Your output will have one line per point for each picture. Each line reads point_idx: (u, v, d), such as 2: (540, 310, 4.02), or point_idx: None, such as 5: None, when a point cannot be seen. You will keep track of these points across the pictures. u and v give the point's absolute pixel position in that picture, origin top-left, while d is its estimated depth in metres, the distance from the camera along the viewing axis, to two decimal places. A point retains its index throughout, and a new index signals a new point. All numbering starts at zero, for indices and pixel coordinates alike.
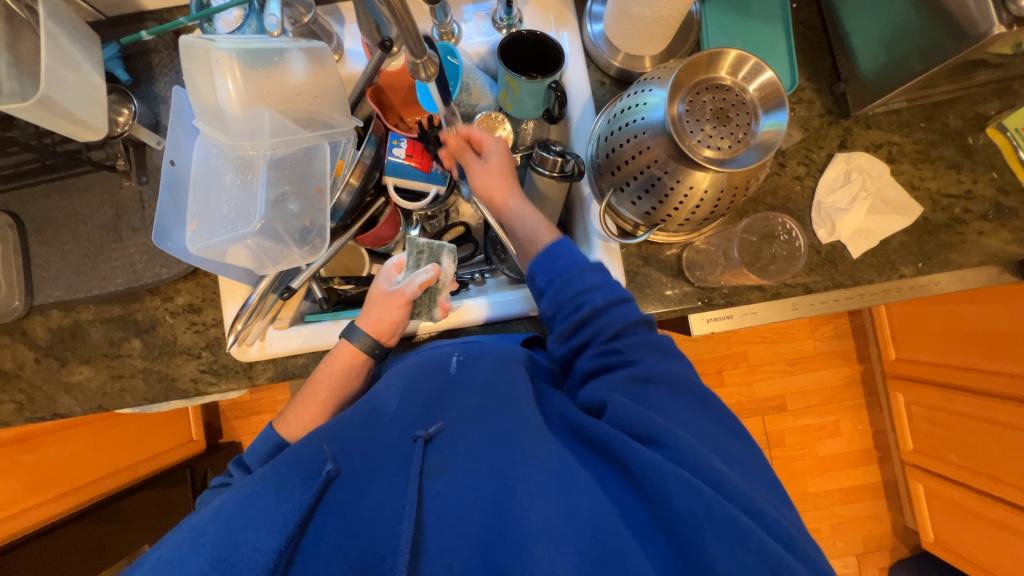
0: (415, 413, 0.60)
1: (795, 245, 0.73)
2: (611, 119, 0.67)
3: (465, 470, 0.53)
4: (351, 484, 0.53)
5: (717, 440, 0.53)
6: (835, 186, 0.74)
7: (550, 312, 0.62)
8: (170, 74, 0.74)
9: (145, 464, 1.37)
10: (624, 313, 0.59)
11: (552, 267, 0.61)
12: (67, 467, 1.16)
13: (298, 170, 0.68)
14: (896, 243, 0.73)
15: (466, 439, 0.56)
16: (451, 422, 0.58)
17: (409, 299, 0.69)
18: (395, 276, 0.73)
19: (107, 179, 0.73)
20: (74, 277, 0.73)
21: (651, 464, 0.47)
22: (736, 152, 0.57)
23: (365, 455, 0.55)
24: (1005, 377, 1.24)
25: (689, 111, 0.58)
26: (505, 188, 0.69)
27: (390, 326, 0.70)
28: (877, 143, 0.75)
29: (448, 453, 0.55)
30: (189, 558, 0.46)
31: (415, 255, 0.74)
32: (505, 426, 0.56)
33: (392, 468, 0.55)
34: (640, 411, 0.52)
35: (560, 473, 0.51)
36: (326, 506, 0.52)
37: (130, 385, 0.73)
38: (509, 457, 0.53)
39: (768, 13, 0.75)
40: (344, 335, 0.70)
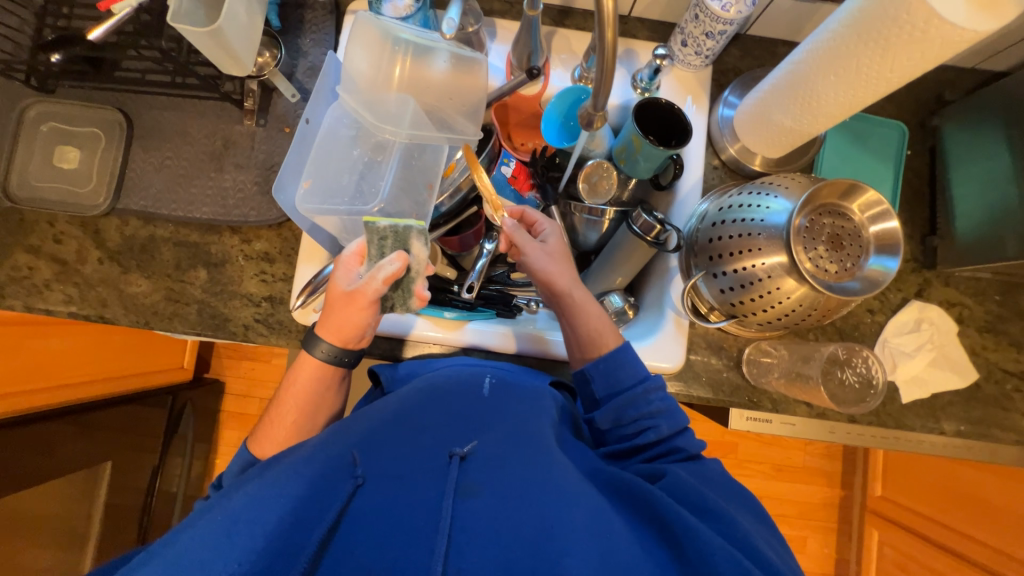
0: (447, 430, 0.60)
1: (869, 381, 0.73)
2: (718, 209, 0.70)
3: (500, 498, 0.53)
4: (380, 490, 0.54)
5: (753, 525, 0.56)
6: (903, 329, 0.76)
7: (605, 413, 0.65)
8: (318, 33, 0.77)
9: (129, 379, 1.35)
10: (681, 433, 0.63)
11: (613, 382, 0.65)
12: (59, 360, 1.15)
13: (417, 164, 0.70)
14: (945, 400, 0.76)
15: (500, 466, 0.56)
16: (484, 445, 0.58)
17: (374, 299, 0.59)
18: (356, 267, 0.62)
19: (227, 111, 0.74)
20: (165, 193, 0.73)
21: (695, 533, 0.49)
22: (841, 279, 0.59)
23: (395, 458, 0.56)
24: (985, 548, 1.26)
25: (808, 228, 0.60)
26: (563, 280, 0.69)
27: (355, 330, 0.62)
28: (951, 301, 0.78)
29: (481, 476, 0.55)
30: (230, 536, 0.47)
31: (377, 242, 0.62)
32: (540, 461, 0.56)
33: (425, 481, 0.55)
34: (694, 487, 0.55)
35: (599, 518, 0.51)
36: (355, 511, 0.52)
37: (182, 313, 0.73)
38: (546, 491, 0.53)
39: (883, 152, 0.79)
40: (308, 343, 0.64)
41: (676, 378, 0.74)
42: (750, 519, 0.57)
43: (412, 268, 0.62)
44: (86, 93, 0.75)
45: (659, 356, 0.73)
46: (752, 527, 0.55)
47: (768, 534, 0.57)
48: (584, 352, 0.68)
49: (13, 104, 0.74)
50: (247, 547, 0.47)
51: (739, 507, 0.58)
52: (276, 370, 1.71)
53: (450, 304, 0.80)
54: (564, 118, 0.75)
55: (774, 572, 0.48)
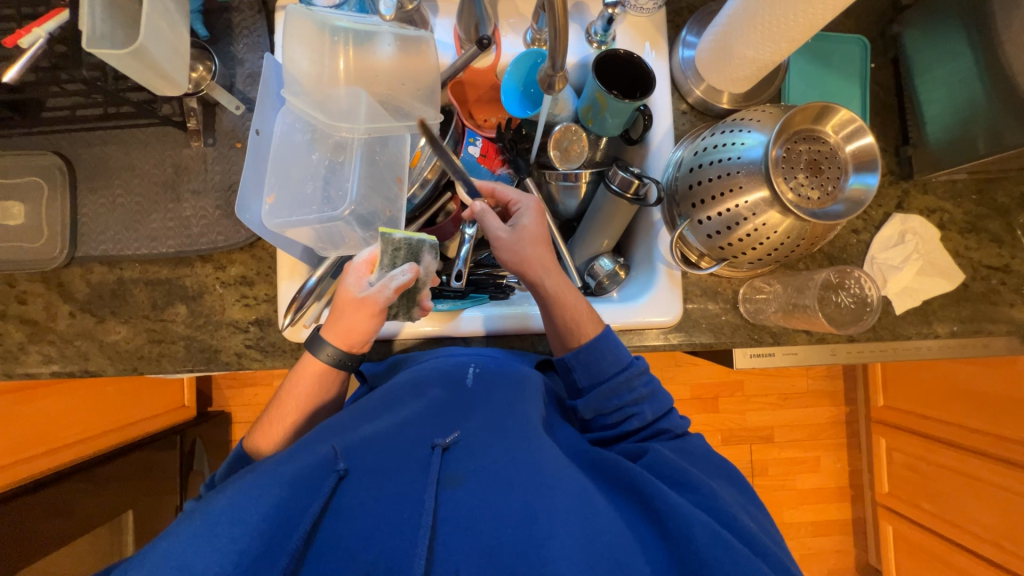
0: (432, 424, 0.58)
1: (864, 299, 0.74)
2: (694, 153, 0.68)
3: (483, 486, 0.51)
4: (362, 484, 0.51)
5: (727, 492, 0.57)
6: (889, 243, 0.77)
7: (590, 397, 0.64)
8: (250, 37, 0.72)
9: (134, 427, 1.32)
10: (654, 406, 0.63)
11: (594, 371, 0.64)
12: (58, 421, 1.12)
13: (381, 157, 0.68)
14: (937, 305, 0.77)
15: (483, 453, 0.54)
16: (469, 435, 0.57)
17: (384, 306, 0.60)
18: (366, 274, 0.63)
19: (171, 136, 0.70)
20: (125, 232, 0.70)
21: (676, 507, 0.49)
22: (824, 204, 0.59)
23: (378, 454, 0.54)
24: (987, 436, 1.33)
25: (785, 158, 0.59)
26: (532, 267, 0.67)
27: (362, 336, 0.63)
28: (931, 208, 0.78)
29: (467, 464, 0.54)
30: (217, 534, 0.46)
31: (390, 253, 0.62)
32: (524, 447, 0.55)
33: (409, 473, 0.52)
34: (674, 463, 0.56)
35: (581, 501, 0.51)
36: (336, 508, 0.50)
37: (169, 352, 0.71)
38: (530, 474, 0.52)
39: (848, 69, 0.78)
40: (310, 347, 0.63)
41: (678, 330, 0.75)
42: (727, 488, 0.58)
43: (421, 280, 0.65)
44: (16, 140, 0.70)
45: (657, 311, 0.73)
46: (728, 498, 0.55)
47: (746, 499, 0.59)
48: (564, 342, 0.67)
49: None
50: (229, 549, 0.45)
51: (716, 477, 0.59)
52: (280, 391, 1.70)
53: (441, 296, 0.79)
54: (523, 86, 0.73)
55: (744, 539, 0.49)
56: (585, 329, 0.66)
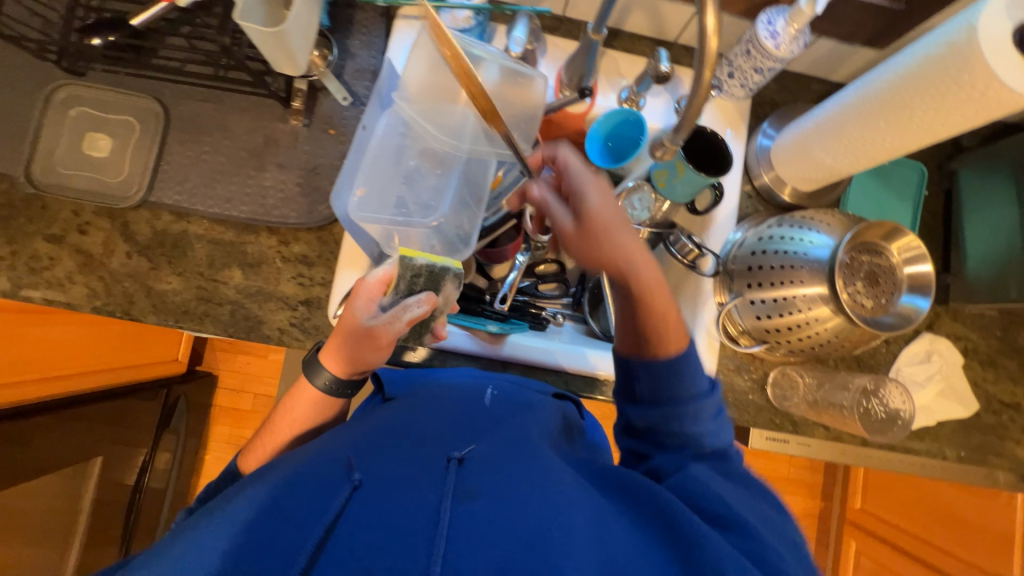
0: (444, 440, 0.55)
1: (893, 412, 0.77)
2: (757, 238, 0.72)
3: (502, 501, 0.46)
4: (375, 493, 0.46)
5: (757, 510, 0.51)
6: (914, 360, 0.81)
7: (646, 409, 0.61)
8: (367, 36, 0.75)
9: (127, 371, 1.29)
10: (702, 407, 0.58)
11: (657, 385, 0.60)
12: (59, 350, 1.09)
13: (468, 176, 0.72)
14: (949, 428, 0.80)
15: (501, 470, 0.50)
16: (483, 449, 0.53)
17: (395, 337, 0.59)
18: (377, 295, 0.61)
19: (270, 109, 0.73)
20: (202, 189, 0.71)
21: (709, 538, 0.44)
22: (876, 314, 0.62)
23: (393, 462, 0.50)
24: (958, 562, 1.35)
25: (849, 265, 0.63)
26: (615, 255, 0.60)
27: (367, 362, 0.62)
28: (958, 335, 0.83)
29: (480, 477, 0.49)
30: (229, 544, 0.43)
31: (409, 279, 0.61)
32: (541, 468, 0.51)
33: (423, 482, 0.48)
34: (718, 495, 0.50)
35: (598, 525, 0.46)
36: (347, 517, 0.45)
37: (214, 313, 0.71)
38: (546, 488, 0.48)
39: (904, 191, 0.83)
40: (307, 371, 0.63)
41: None
42: (767, 511, 0.52)
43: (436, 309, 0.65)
44: (119, 78, 0.71)
45: None
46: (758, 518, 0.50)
47: (769, 507, 0.54)
48: (638, 347, 0.62)
49: (38, 85, 0.70)
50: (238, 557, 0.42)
51: (748, 485, 0.55)
52: (273, 366, 1.68)
53: (486, 316, 0.81)
54: (607, 138, 0.77)
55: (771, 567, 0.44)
56: (661, 346, 0.60)
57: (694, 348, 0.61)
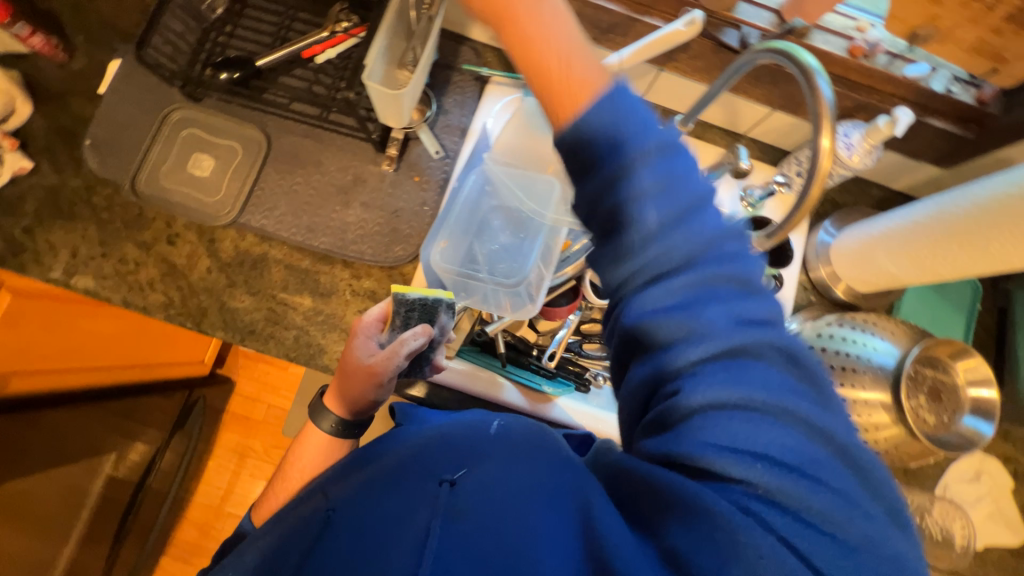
0: (444, 460, 0.45)
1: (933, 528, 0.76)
2: (815, 334, 0.71)
3: (486, 526, 0.40)
4: (338, 536, 0.44)
5: (818, 467, 0.33)
6: (963, 477, 0.79)
7: (705, 383, 0.35)
8: (461, 94, 0.80)
9: (157, 369, 1.30)
10: (761, 379, 0.35)
11: (652, 298, 0.38)
12: (97, 342, 1.11)
13: (536, 240, 0.73)
14: (994, 554, 0.77)
15: (494, 485, 0.42)
16: (479, 468, 0.44)
17: (391, 371, 0.59)
18: (376, 332, 0.64)
19: (363, 152, 0.77)
20: (289, 217, 0.75)
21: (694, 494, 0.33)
22: (937, 431, 0.63)
23: (376, 491, 0.45)
24: None
25: (913, 381, 0.63)
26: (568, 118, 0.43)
27: (369, 403, 0.62)
28: (1008, 456, 0.81)
29: (476, 501, 0.41)
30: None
31: (403, 313, 0.63)
32: (525, 480, 0.42)
33: (406, 506, 0.43)
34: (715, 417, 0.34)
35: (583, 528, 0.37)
36: (313, 561, 0.43)
37: (279, 336, 0.73)
38: (529, 509, 0.40)
39: (958, 301, 0.84)
40: (312, 414, 0.65)
41: None
42: (831, 475, 0.33)
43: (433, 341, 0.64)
44: (230, 107, 0.77)
45: None
46: (812, 472, 0.33)
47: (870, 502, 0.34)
48: None
49: (156, 103, 0.76)
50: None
51: (812, 432, 0.34)
52: (294, 380, 1.67)
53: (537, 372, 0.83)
54: None
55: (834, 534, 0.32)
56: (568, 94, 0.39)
57: (733, 292, 0.37)
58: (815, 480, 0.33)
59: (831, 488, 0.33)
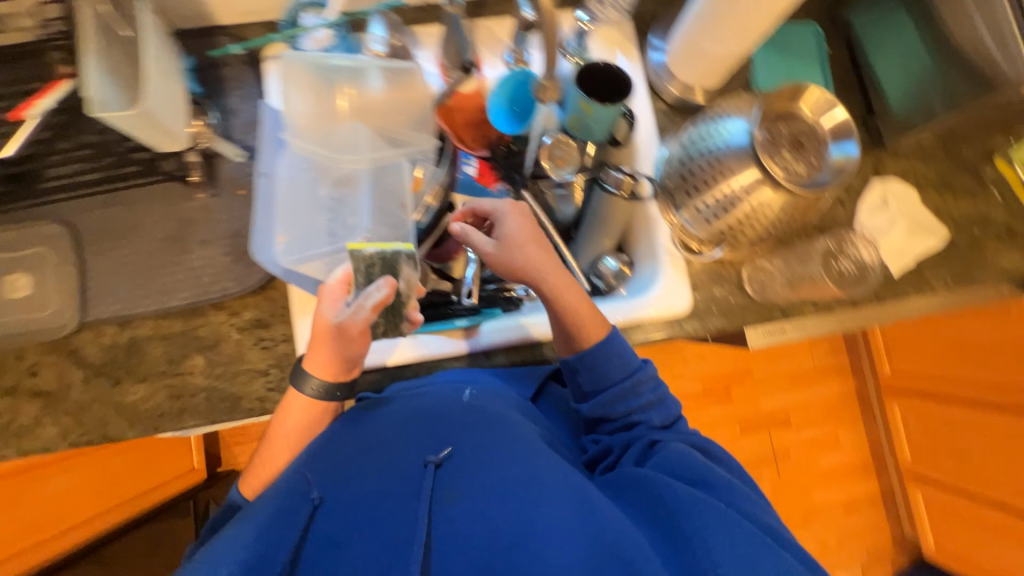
0: (426, 428, 0.61)
1: (862, 265, 0.79)
2: (680, 147, 0.72)
3: (479, 500, 0.53)
4: (335, 514, 0.54)
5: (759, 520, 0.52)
6: (874, 209, 0.81)
7: (660, 463, 0.58)
8: (241, 87, 0.74)
9: (155, 492, 1.24)
10: (669, 489, 0.53)
11: (600, 379, 0.65)
12: (70, 499, 1.03)
13: (385, 186, 0.69)
14: (928, 261, 0.80)
15: (480, 468, 0.56)
16: (462, 447, 0.58)
17: (365, 327, 0.58)
18: (341, 296, 0.60)
19: (173, 191, 0.71)
20: (138, 291, 0.70)
21: (688, 502, 0.51)
22: (812, 175, 0.63)
23: (376, 478, 0.56)
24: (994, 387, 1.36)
25: (769, 138, 0.63)
26: (529, 268, 0.67)
27: (343, 363, 0.61)
28: (905, 171, 0.83)
29: (459, 479, 0.55)
30: (261, 541, 0.50)
31: (364, 270, 0.60)
32: (513, 466, 0.55)
33: (403, 495, 0.54)
34: (683, 459, 0.58)
35: (580, 509, 0.51)
36: (313, 534, 0.54)
37: (190, 405, 0.69)
38: (527, 484, 0.53)
39: (804, 52, 0.83)
40: (293, 379, 0.62)
41: (691, 317, 0.77)
42: (732, 496, 0.55)
43: (401, 291, 0.63)
44: (13, 214, 0.69)
45: (668, 301, 0.75)
46: (755, 544, 0.49)
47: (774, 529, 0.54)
48: None
49: None
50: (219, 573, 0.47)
51: (744, 513, 0.53)
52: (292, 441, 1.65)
53: (455, 315, 0.80)
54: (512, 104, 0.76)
55: (759, 520, 0.53)
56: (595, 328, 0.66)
57: (654, 423, 0.65)
58: (726, 496, 0.55)
59: (731, 502, 0.54)
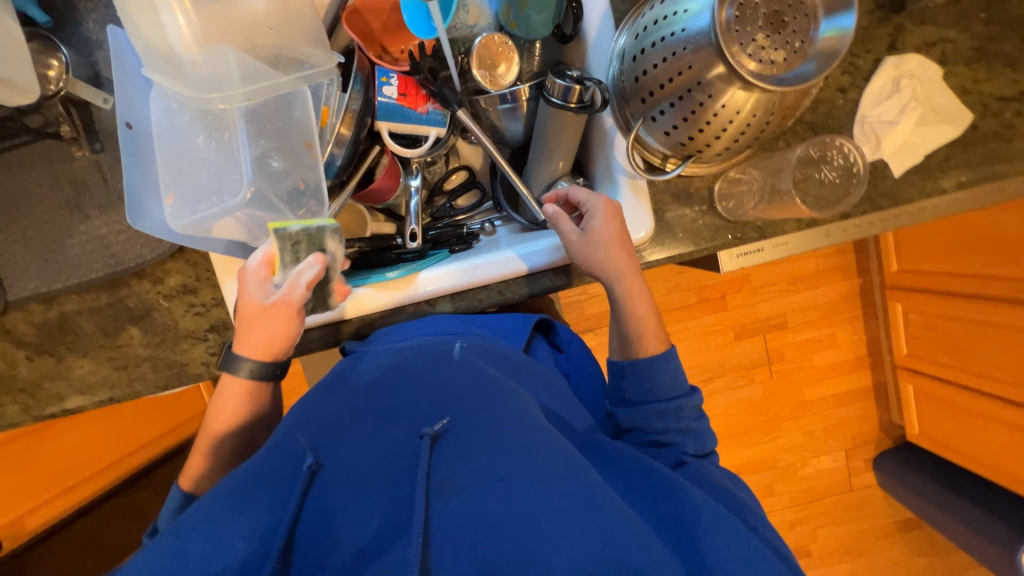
0: (418, 395, 0.56)
1: (851, 170, 0.67)
2: (636, 37, 0.59)
3: (481, 484, 0.48)
4: (333, 479, 0.48)
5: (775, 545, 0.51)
6: (882, 95, 0.67)
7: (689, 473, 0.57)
8: (98, 11, 0.62)
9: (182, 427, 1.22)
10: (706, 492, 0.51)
11: (646, 386, 0.63)
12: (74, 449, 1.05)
13: (280, 123, 0.57)
14: (942, 157, 0.68)
15: (481, 443, 0.51)
16: (460, 419, 0.53)
17: (299, 306, 0.55)
18: (267, 277, 0.56)
19: (54, 150, 0.63)
20: (47, 266, 0.65)
21: (706, 505, 0.48)
22: (792, 64, 0.49)
23: (369, 451, 0.50)
24: (1004, 282, 1.27)
25: (739, 17, 0.49)
26: (610, 269, 0.62)
27: (283, 342, 0.57)
28: (930, 42, 0.67)
29: (460, 457, 0.50)
30: (243, 516, 0.44)
31: (290, 249, 0.56)
32: (519, 438, 0.51)
33: (398, 471, 0.48)
34: (705, 481, 0.56)
35: (588, 493, 0.47)
36: (308, 505, 0.46)
37: (138, 375, 0.69)
38: (536, 464, 0.49)
39: None
40: (226, 365, 0.57)
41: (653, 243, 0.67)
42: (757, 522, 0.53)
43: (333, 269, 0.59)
44: None
45: (627, 229, 0.65)
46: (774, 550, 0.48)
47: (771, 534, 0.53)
48: None
49: None
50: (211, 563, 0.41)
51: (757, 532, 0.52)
52: None
53: (399, 261, 0.73)
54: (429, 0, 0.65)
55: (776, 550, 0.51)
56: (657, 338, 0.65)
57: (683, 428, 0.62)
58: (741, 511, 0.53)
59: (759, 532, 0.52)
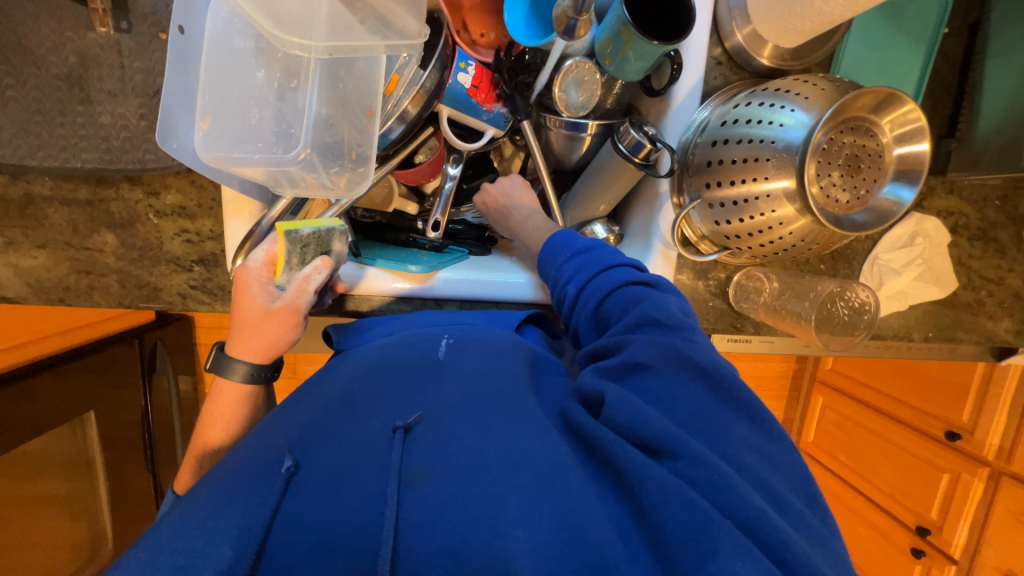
0: (394, 389, 0.48)
1: (863, 313, 0.70)
2: (721, 121, 0.60)
3: (456, 474, 0.38)
4: (311, 479, 0.40)
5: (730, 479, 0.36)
6: (896, 244, 0.73)
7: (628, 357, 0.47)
8: None
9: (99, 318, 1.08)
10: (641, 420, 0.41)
11: (548, 264, 0.63)
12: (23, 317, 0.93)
13: (346, 83, 0.51)
14: (922, 311, 0.75)
15: (462, 430, 0.42)
16: (437, 407, 0.45)
17: (303, 309, 0.57)
18: (269, 277, 0.57)
19: (69, 12, 0.54)
20: (21, 137, 0.56)
21: (647, 470, 0.37)
22: (851, 209, 0.53)
23: (338, 448, 0.42)
24: (913, 410, 1.47)
25: (826, 150, 0.51)
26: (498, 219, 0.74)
27: (281, 346, 0.59)
28: (950, 210, 0.74)
29: (433, 447, 0.41)
30: (219, 524, 0.37)
31: (298, 250, 0.56)
32: (505, 427, 0.42)
33: (369, 465, 0.39)
34: (667, 401, 0.43)
35: (552, 481, 0.38)
36: (285, 513, 0.38)
37: (100, 285, 0.62)
38: (513, 455, 0.40)
39: (919, 31, 0.65)
40: (216, 369, 0.58)
41: None
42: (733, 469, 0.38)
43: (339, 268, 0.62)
44: None
45: None
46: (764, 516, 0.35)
47: (788, 490, 0.40)
48: None
49: None
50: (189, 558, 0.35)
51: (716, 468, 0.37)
52: None
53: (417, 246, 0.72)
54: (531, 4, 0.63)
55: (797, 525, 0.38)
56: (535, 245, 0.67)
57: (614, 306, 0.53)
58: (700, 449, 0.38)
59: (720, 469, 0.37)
